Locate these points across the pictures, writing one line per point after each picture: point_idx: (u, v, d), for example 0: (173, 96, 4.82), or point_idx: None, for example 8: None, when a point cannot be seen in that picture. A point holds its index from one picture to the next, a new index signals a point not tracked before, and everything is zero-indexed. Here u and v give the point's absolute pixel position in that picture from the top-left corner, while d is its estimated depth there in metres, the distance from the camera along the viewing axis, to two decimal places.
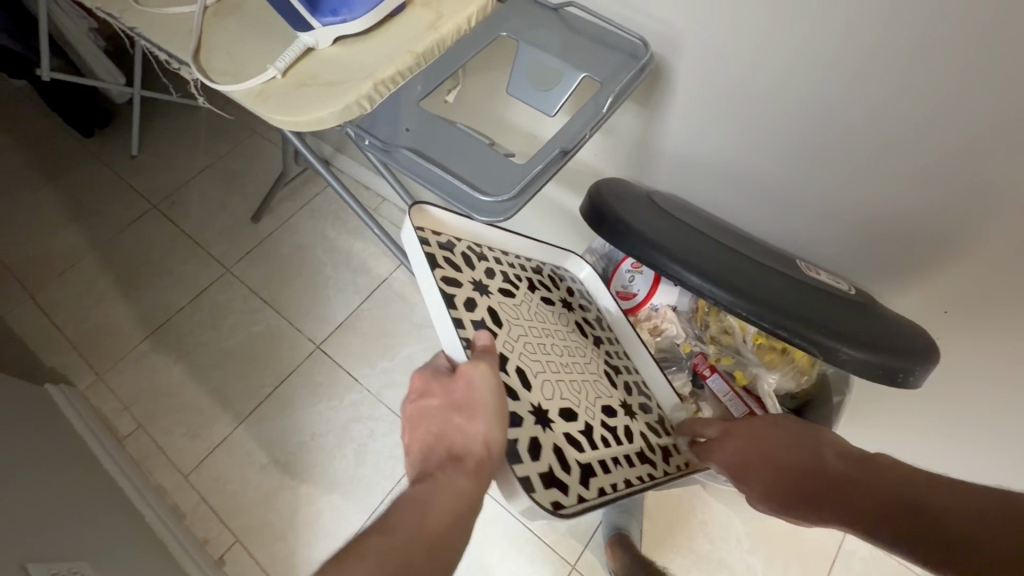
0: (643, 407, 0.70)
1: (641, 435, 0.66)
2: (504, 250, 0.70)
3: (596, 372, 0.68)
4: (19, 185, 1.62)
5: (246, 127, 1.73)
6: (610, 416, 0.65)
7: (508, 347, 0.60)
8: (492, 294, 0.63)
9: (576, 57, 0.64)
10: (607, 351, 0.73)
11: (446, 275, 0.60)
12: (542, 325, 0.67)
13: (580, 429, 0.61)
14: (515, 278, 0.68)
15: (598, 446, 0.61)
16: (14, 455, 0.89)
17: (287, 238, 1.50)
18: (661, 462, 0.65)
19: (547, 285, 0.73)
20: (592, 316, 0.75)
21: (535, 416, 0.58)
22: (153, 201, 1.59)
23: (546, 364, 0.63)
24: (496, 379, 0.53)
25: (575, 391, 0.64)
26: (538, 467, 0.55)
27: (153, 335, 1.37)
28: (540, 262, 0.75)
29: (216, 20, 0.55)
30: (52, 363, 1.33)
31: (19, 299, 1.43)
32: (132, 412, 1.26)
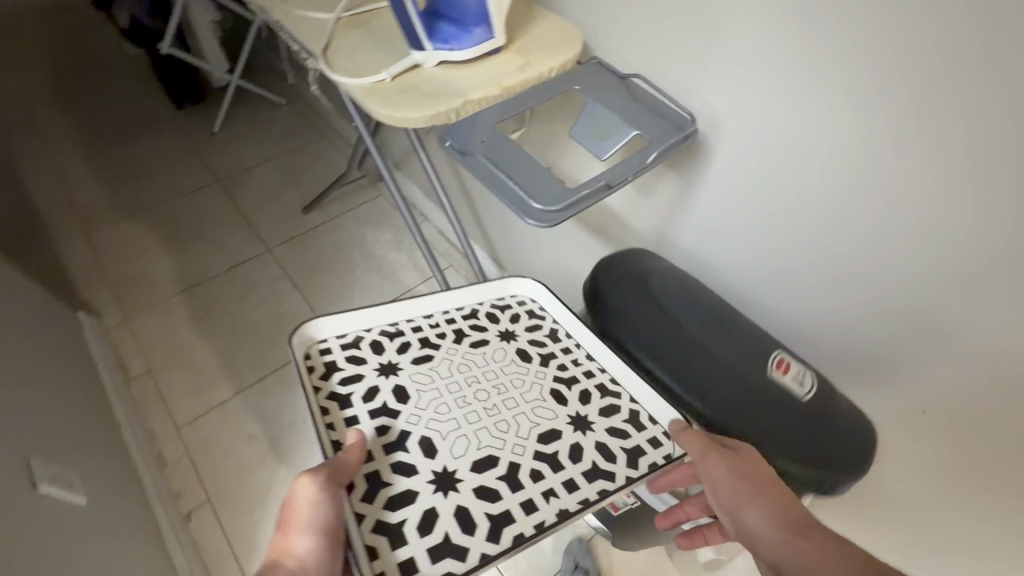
0: (604, 412, 0.65)
1: (593, 450, 0.61)
2: (427, 313, 0.71)
3: (539, 398, 0.65)
4: (109, 136, 1.79)
5: (319, 130, 1.89)
6: (549, 441, 0.61)
7: (412, 420, 0.60)
8: (402, 370, 0.64)
9: (631, 118, 0.73)
10: (563, 369, 0.69)
11: (348, 375, 0.63)
12: (467, 372, 0.66)
13: (497, 476, 0.57)
14: (434, 337, 0.69)
15: (524, 485, 0.57)
16: (37, 363, 0.95)
17: (329, 234, 1.61)
18: (623, 467, 0.60)
19: (482, 322, 0.72)
20: (546, 335, 0.72)
21: (436, 482, 0.56)
22: (219, 176, 1.73)
23: (461, 419, 0.61)
24: (326, 484, 0.51)
25: (502, 432, 0.61)
26: (430, 541, 0.52)
27: (185, 292, 1.45)
28: (476, 302, 0.75)
29: (345, 28, 0.67)
30: (86, 295, 1.42)
31: (76, 233, 1.55)
32: (145, 356, 1.32)
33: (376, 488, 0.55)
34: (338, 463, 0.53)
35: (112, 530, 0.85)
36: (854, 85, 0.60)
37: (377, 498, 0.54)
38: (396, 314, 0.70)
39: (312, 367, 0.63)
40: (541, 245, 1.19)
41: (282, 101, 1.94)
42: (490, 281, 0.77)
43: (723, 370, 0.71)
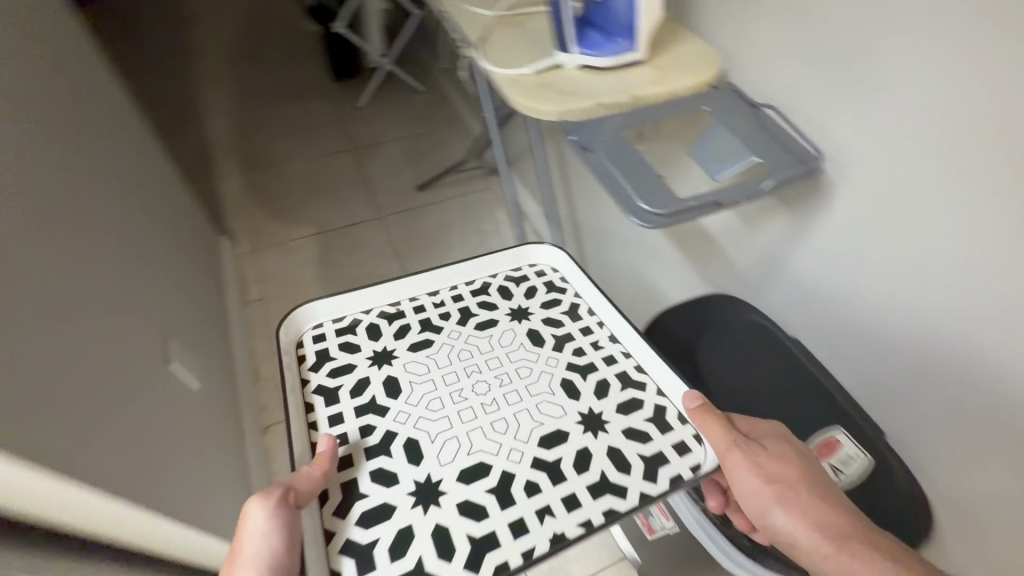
0: (621, 411, 0.59)
1: (605, 460, 0.55)
2: (433, 291, 0.70)
3: (547, 390, 0.60)
4: (276, 95, 2.07)
5: (449, 119, 2.04)
6: (552, 445, 0.55)
7: (401, 417, 0.57)
8: (397, 358, 0.63)
9: (756, 142, 0.73)
10: (576, 353, 0.64)
11: (337, 367, 0.61)
12: (470, 359, 0.63)
13: (487, 488, 0.52)
14: (437, 318, 0.67)
15: (515, 501, 0.51)
16: (182, 265, 1.13)
17: (437, 214, 1.73)
18: (639, 480, 0.54)
19: (492, 300, 0.70)
20: (563, 311, 0.69)
21: (416, 495, 0.52)
22: (355, 144, 1.93)
23: (453, 414, 0.58)
24: (284, 504, 0.49)
25: (499, 432, 0.56)
26: (403, 564, 0.47)
27: (306, 237, 1.64)
28: (489, 278, 0.72)
29: (501, 24, 0.74)
30: (231, 222, 1.65)
31: (234, 170, 1.80)
32: (263, 284, 1.51)
33: (348, 500, 0.52)
34: (299, 478, 0.50)
35: (210, 416, 0.99)
36: (1004, 146, 0.54)
37: (349, 514, 0.51)
38: (397, 294, 0.69)
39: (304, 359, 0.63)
40: (635, 261, 1.19)
41: (419, 89, 2.13)
42: (501, 248, 0.75)
43: (791, 415, 0.69)
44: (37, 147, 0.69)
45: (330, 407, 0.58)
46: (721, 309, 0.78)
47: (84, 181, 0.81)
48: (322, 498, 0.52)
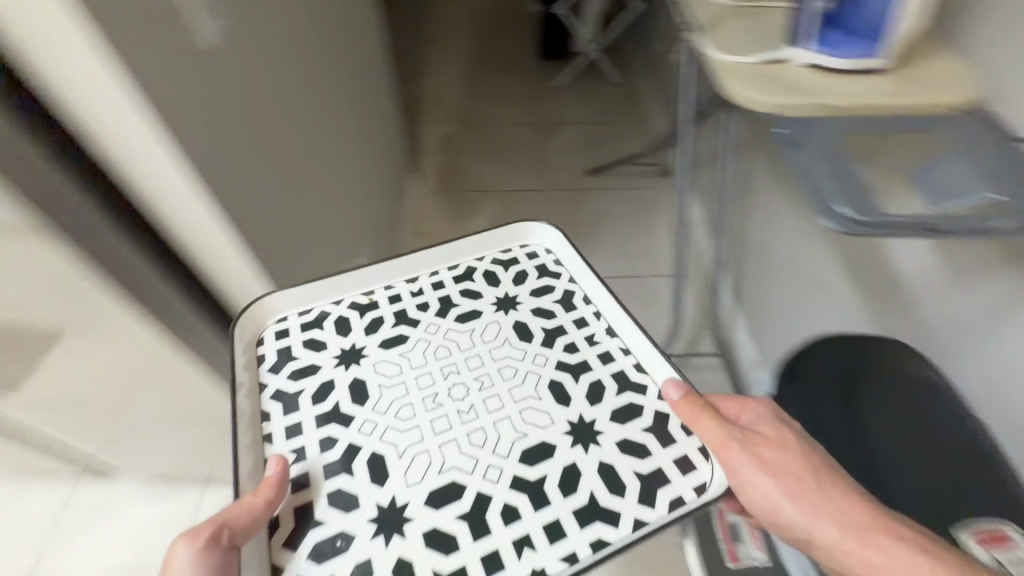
0: (615, 420, 0.56)
1: (597, 480, 0.52)
2: (410, 280, 0.69)
3: (534, 395, 0.58)
4: (487, 63, 2.27)
5: (637, 113, 2.04)
6: (535, 462, 0.53)
7: (367, 428, 0.55)
8: (366, 355, 0.61)
9: (1002, 181, 0.56)
10: (569, 350, 0.62)
11: (300, 369, 0.60)
12: (452, 356, 0.61)
13: (457, 515, 0.50)
14: (413, 310, 0.65)
15: (491, 530, 0.49)
16: (378, 186, 1.32)
17: (599, 200, 1.76)
18: (633, 505, 0.51)
19: (476, 287, 0.68)
20: (555, 300, 0.67)
21: (378, 523, 0.50)
22: (542, 120, 2.04)
23: (423, 422, 0.56)
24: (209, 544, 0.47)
25: (476, 446, 0.54)
26: None
27: (477, 192, 1.79)
28: (467, 263, 0.71)
29: (733, 12, 0.74)
30: (420, 165, 1.88)
31: (434, 121, 2.04)
32: (431, 223, 1.70)
33: (298, 531, 0.50)
34: (233, 514, 0.47)
35: None
36: None
37: (300, 547, 0.49)
38: (373, 283, 0.68)
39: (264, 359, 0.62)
40: (801, 293, 1.10)
41: (615, 81, 2.16)
42: (496, 227, 0.73)
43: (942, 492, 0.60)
44: (292, 57, 0.86)
45: (287, 417, 0.57)
46: (882, 349, 0.71)
47: (329, 98, 0.99)
48: (271, 528, 0.50)
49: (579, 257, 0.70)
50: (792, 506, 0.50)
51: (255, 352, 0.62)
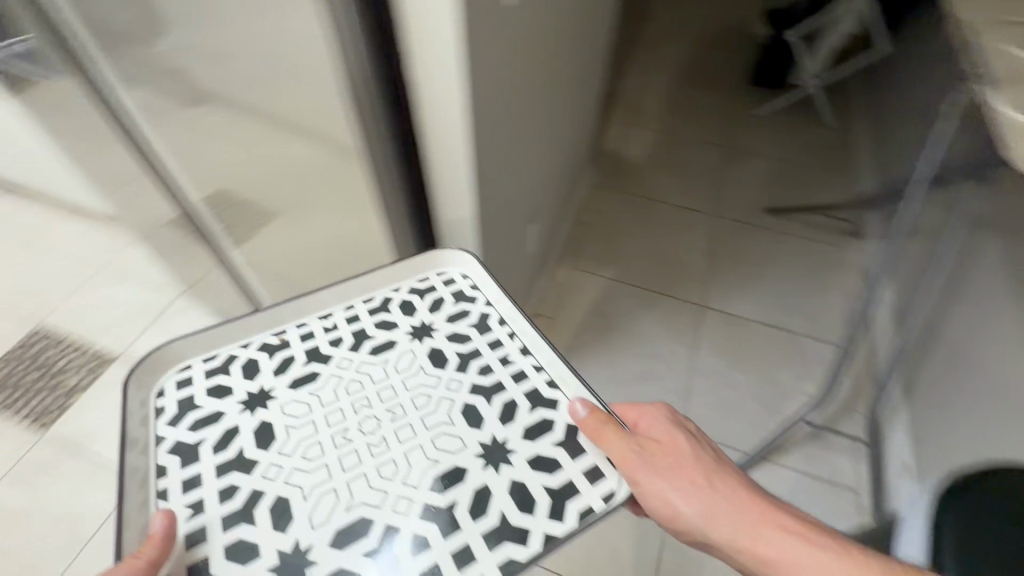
0: (527, 437, 0.63)
1: (505, 497, 0.58)
2: (326, 318, 0.74)
3: (446, 420, 0.64)
4: (692, 75, 2.21)
5: (843, 163, 1.86)
6: (446, 488, 0.59)
7: (274, 471, 0.60)
8: (275, 392, 0.66)
9: None
10: (483, 374, 0.68)
11: (198, 420, 0.64)
12: (367, 392, 0.66)
13: (363, 552, 0.55)
14: (327, 347, 0.71)
15: (400, 561, 0.54)
16: (564, 165, 1.37)
17: (772, 240, 1.65)
18: (541, 519, 0.57)
19: (393, 320, 0.74)
20: (470, 326, 0.73)
21: (282, 562, 0.54)
22: (732, 143, 1.95)
23: (333, 459, 0.61)
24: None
25: (388, 478, 0.59)
26: None
27: (645, 198, 1.78)
28: (387, 298, 0.76)
29: None
30: (598, 157, 1.91)
31: (624, 119, 2.05)
32: (592, 213, 1.73)
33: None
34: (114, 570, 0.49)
35: (518, 276, 1.23)
36: None
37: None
38: (283, 323, 0.73)
39: (162, 411, 0.65)
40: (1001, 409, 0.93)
41: (828, 123, 1.99)
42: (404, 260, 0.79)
43: None
44: (547, 28, 0.92)
45: (185, 470, 0.60)
46: None
47: (557, 72, 1.05)
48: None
49: (491, 282, 0.77)
50: (680, 500, 0.58)
51: (152, 407, 0.65)
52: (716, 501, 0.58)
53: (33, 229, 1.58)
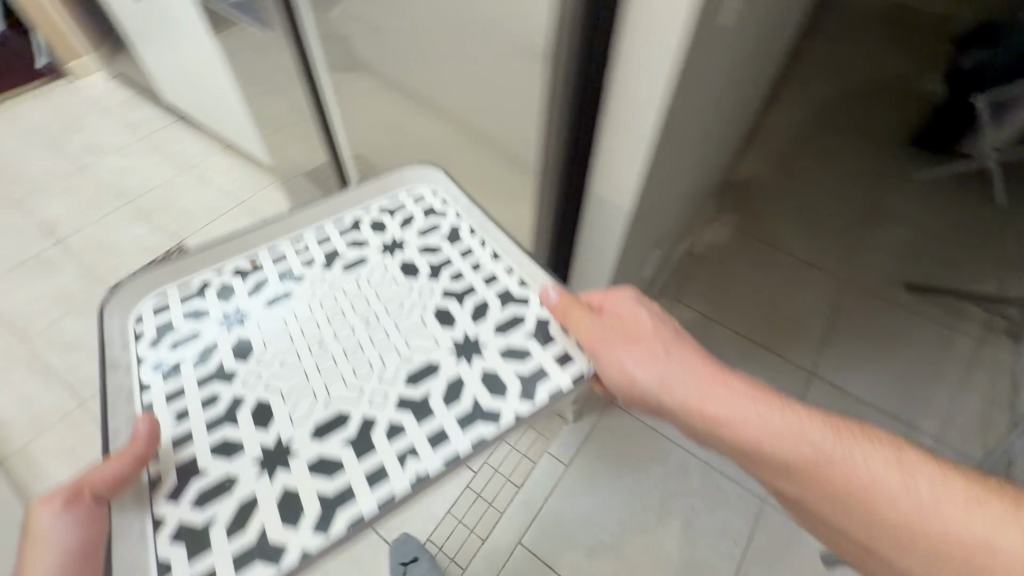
0: (500, 331, 0.65)
1: (477, 385, 0.60)
2: (296, 240, 0.74)
3: (419, 322, 0.65)
4: (851, 118, 2.02)
5: (1009, 253, 1.64)
6: (419, 381, 0.60)
7: (251, 377, 0.60)
8: (252, 301, 0.67)
9: None
10: (455, 280, 0.70)
11: (177, 341, 0.64)
12: (347, 299, 0.68)
13: (342, 439, 0.56)
14: (298, 268, 0.70)
15: (377, 446, 0.56)
16: (699, 192, 1.30)
17: (906, 323, 1.49)
18: (513, 402, 0.59)
19: (363, 240, 0.74)
20: (441, 239, 0.75)
21: (264, 458, 0.55)
22: (880, 204, 1.77)
23: (312, 363, 0.62)
24: (74, 504, 0.50)
25: (364, 377, 0.61)
26: (245, 534, 0.51)
27: (768, 243, 1.66)
28: (353, 220, 0.76)
29: None
30: (728, 188, 1.80)
31: (763, 153, 1.91)
32: (707, 247, 1.64)
33: (180, 484, 0.54)
34: (95, 472, 0.51)
35: None
36: None
37: (183, 496, 0.53)
38: (256, 248, 0.72)
39: (140, 337, 0.64)
40: None
41: (1001, 203, 1.75)
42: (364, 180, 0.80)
43: None
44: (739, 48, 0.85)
45: (169, 382, 0.60)
46: None
47: (729, 96, 0.98)
48: (153, 485, 0.54)
49: (459, 194, 0.78)
50: (639, 369, 0.60)
51: (132, 330, 0.65)
52: (671, 371, 0.60)
53: (191, 157, 1.76)
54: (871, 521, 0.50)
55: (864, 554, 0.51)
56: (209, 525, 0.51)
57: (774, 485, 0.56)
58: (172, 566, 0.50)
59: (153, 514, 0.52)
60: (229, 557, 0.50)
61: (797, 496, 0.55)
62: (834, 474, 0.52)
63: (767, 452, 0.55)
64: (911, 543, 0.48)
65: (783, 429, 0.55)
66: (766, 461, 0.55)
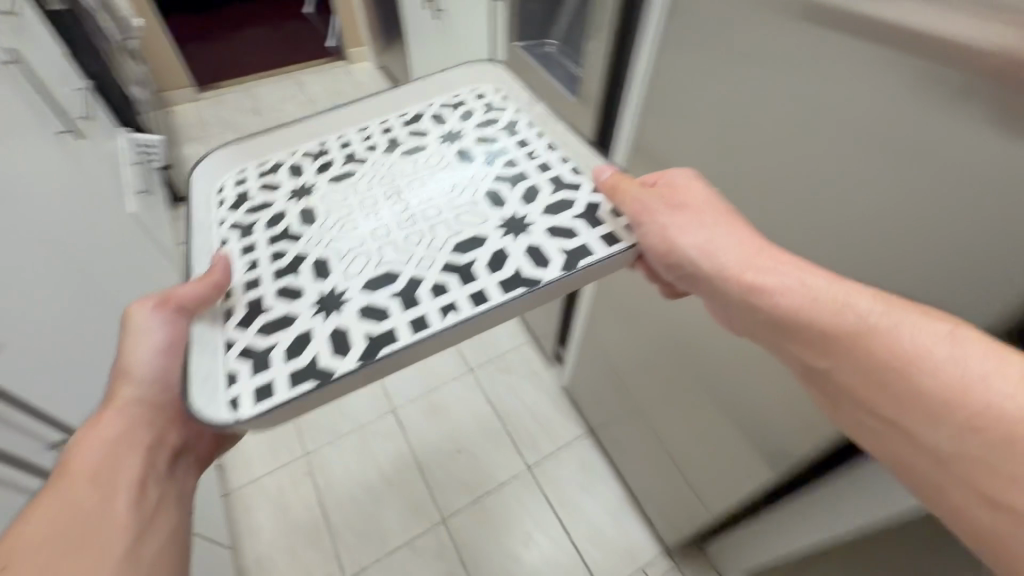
0: (547, 213, 0.56)
1: (522, 256, 0.52)
2: (359, 127, 0.67)
3: (471, 202, 0.58)
4: None
5: None
6: (467, 250, 0.53)
7: (312, 240, 0.55)
8: (304, 168, 0.62)
9: None
10: (509, 166, 0.62)
11: (253, 207, 0.59)
12: (401, 172, 0.61)
13: (389, 294, 0.50)
14: (361, 150, 0.64)
15: (419, 301, 0.49)
16: None
17: None
18: (551, 270, 0.51)
19: (422, 127, 0.67)
20: (499, 129, 0.66)
21: (320, 302, 0.50)
22: None
23: (366, 228, 0.56)
24: (163, 306, 0.52)
25: (413, 244, 0.54)
26: (294, 363, 0.46)
27: None
28: (406, 106, 0.70)
29: None
30: None
31: None
32: None
33: (250, 316, 0.50)
34: (179, 292, 0.50)
35: None
36: None
37: (250, 326, 0.49)
38: (324, 133, 0.67)
39: (222, 202, 0.60)
40: None
41: None
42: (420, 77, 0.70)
43: None
44: None
45: (241, 242, 0.56)
46: None
47: None
48: (226, 315, 0.50)
49: (522, 88, 0.70)
50: (682, 236, 0.53)
51: (212, 199, 0.61)
52: (716, 236, 0.53)
53: None
54: (908, 396, 0.39)
55: (900, 451, 0.40)
56: (270, 351, 0.47)
57: (808, 362, 0.47)
58: (236, 377, 0.46)
59: (225, 336, 0.49)
60: (284, 376, 0.45)
61: (828, 372, 0.45)
62: (874, 344, 0.41)
63: (801, 316, 0.46)
64: (944, 412, 0.37)
65: (823, 296, 0.45)
66: (796, 327, 0.46)
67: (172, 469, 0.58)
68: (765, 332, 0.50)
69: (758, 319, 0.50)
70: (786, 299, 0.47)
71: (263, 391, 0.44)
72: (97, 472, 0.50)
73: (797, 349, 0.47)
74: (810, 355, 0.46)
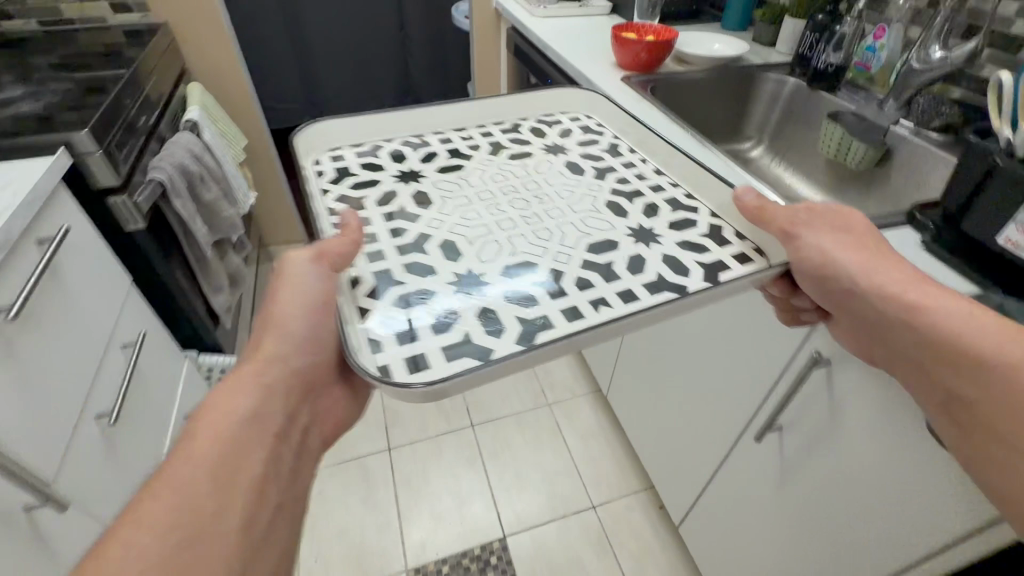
0: (673, 229, 0.56)
1: (660, 264, 0.51)
2: (460, 129, 0.72)
3: (592, 209, 0.59)
4: None
5: None
6: (601, 251, 0.53)
7: (434, 222, 0.56)
8: (412, 159, 0.65)
9: None
10: (621, 183, 0.64)
11: (357, 183, 0.61)
12: (511, 176, 0.64)
13: (532, 279, 0.49)
14: (464, 149, 0.68)
15: (569, 292, 0.48)
16: None
17: None
18: (695, 282, 0.49)
19: (524, 139, 0.72)
20: (600, 148, 0.70)
21: (459, 282, 0.49)
22: None
23: (488, 216, 0.57)
24: (317, 265, 0.46)
25: (542, 238, 0.54)
26: (448, 340, 0.43)
27: None
28: (499, 120, 0.76)
29: None
30: None
31: None
32: None
33: (379, 287, 0.48)
34: (328, 245, 0.47)
35: None
36: None
37: (381, 296, 0.47)
38: (427, 129, 0.71)
39: (321, 174, 0.62)
40: None
41: None
42: (523, 93, 0.76)
43: None
44: None
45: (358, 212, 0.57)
46: None
47: None
48: (352, 284, 0.48)
49: (619, 113, 0.73)
50: (842, 254, 0.50)
51: (311, 169, 0.62)
52: (873, 266, 0.49)
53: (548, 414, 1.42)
54: None
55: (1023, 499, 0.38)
56: (412, 328, 0.44)
57: (933, 379, 0.44)
58: (386, 347, 0.42)
59: (356, 304, 0.46)
60: (438, 349, 0.42)
61: (967, 403, 0.42)
62: None
63: (947, 342, 0.43)
64: None
65: (989, 331, 0.42)
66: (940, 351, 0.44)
67: (300, 459, 0.48)
68: (892, 353, 0.48)
69: (893, 341, 0.47)
70: (945, 324, 0.44)
71: (418, 362, 0.41)
72: (214, 471, 0.40)
73: (919, 369, 0.45)
74: (938, 376, 0.44)
